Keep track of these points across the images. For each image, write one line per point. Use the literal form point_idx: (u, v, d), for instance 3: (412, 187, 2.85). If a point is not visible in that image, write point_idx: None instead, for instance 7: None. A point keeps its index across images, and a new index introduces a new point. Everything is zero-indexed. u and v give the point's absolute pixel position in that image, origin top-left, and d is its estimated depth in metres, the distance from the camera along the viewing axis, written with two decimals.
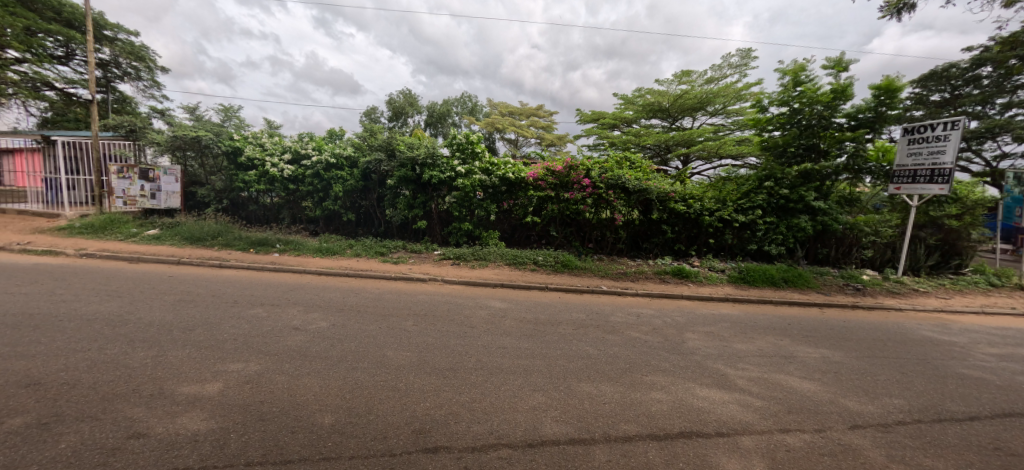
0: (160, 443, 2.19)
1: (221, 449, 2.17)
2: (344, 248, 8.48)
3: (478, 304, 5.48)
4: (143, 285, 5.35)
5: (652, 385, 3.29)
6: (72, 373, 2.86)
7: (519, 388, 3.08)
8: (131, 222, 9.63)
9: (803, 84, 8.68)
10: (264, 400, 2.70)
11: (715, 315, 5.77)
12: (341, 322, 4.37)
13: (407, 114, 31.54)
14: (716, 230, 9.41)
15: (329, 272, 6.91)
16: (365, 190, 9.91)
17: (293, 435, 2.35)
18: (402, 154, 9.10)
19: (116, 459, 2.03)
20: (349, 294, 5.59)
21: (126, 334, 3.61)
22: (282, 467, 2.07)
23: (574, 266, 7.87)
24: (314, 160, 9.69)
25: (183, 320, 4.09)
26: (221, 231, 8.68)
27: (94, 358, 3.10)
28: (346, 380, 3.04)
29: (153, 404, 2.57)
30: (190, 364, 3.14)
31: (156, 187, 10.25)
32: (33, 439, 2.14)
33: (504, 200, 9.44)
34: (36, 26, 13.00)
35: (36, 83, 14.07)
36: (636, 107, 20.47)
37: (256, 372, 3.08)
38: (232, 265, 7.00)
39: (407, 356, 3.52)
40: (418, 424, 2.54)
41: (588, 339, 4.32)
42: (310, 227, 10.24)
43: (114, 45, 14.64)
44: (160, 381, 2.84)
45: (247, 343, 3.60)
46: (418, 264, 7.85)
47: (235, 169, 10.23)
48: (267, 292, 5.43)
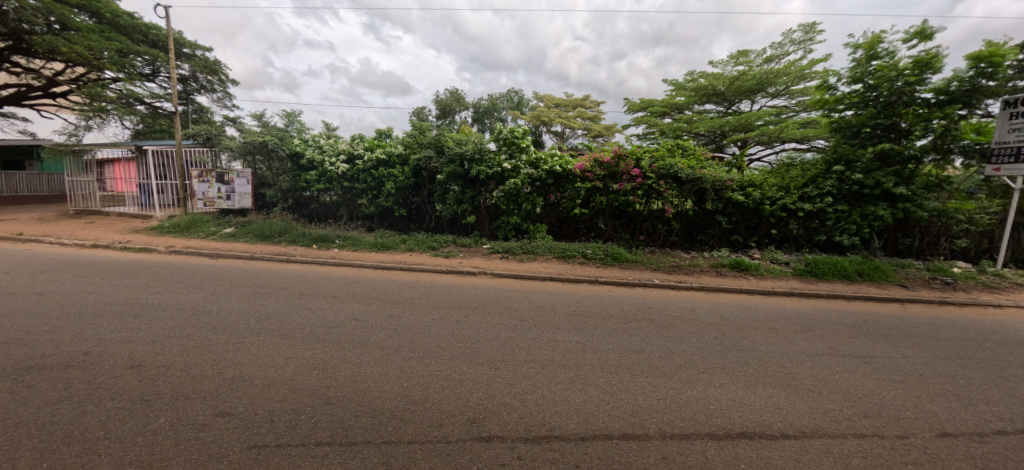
0: (240, 422, 2.45)
1: (293, 430, 2.41)
2: (398, 243, 8.82)
3: (526, 297, 5.51)
4: (224, 279, 5.89)
5: (708, 380, 3.17)
6: (166, 356, 3.20)
7: (570, 381, 3.06)
8: (209, 221, 10.58)
9: (879, 58, 7.91)
10: (329, 385, 2.88)
11: (776, 311, 5.39)
12: (396, 313, 4.57)
13: (455, 111, 32.29)
14: (779, 219, 8.84)
15: (383, 266, 7.23)
16: (416, 187, 10.25)
17: (356, 418, 2.53)
18: (451, 150, 9.44)
19: (205, 435, 2.31)
20: (404, 287, 5.83)
21: (208, 322, 3.99)
22: (347, 448, 2.24)
23: (625, 259, 7.67)
24: (368, 159, 10.09)
25: (257, 310, 4.46)
26: (286, 228, 9.32)
27: (185, 343, 3.46)
28: (406, 367, 3.19)
29: (234, 385, 2.83)
30: (264, 350, 3.40)
31: (230, 189, 11.22)
32: (138, 414, 2.46)
33: (551, 193, 9.39)
34: (127, 49, 14.52)
35: (129, 100, 15.73)
36: (688, 92, 19.68)
37: (323, 358, 3.29)
38: (297, 259, 7.52)
39: (459, 348, 3.60)
40: (472, 413, 2.61)
41: (640, 333, 4.20)
42: (366, 224, 10.66)
43: (192, 61, 16.21)
44: (240, 365, 3.11)
45: (312, 332, 3.86)
46: (468, 257, 8.02)
47: (298, 171, 10.93)
48: (328, 285, 5.77)
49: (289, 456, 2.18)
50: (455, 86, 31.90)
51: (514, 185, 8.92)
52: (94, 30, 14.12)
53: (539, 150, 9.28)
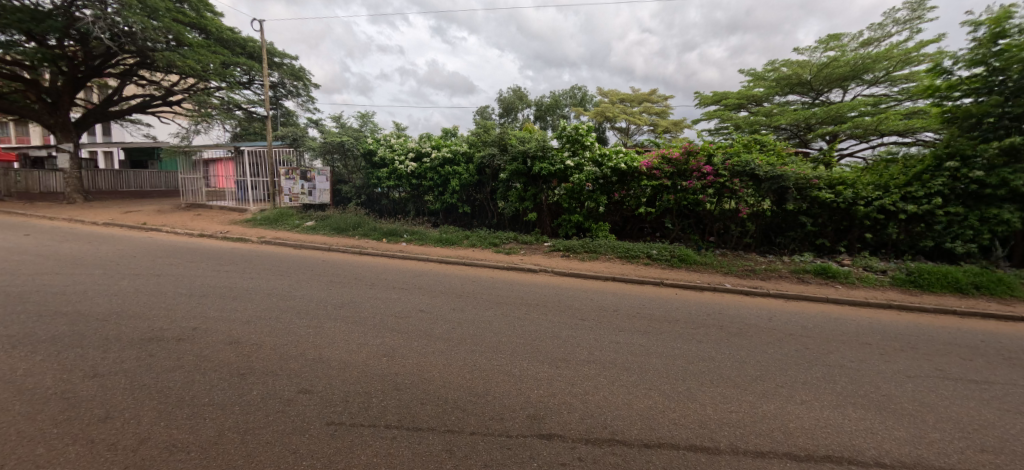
0: (319, 400, 2.67)
1: (366, 411, 2.57)
2: (461, 238, 9.10)
3: (587, 296, 5.45)
4: (307, 268, 6.47)
5: (786, 396, 2.91)
6: (259, 336, 3.57)
7: (633, 385, 2.97)
8: (293, 216, 11.59)
9: (1008, 36, 6.83)
10: (398, 371, 3.04)
11: (867, 324, 4.82)
12: (460, 306, 4.72)
13: (517, 109, 32.71)
14: (874, 222, 7.92)
15: (447, 260, 7.53)
16: (479, 185, 10.53)
17: (422, 405, 2.65)
18: (514, 148, 9.50)
19: (291, 410, 2.55)
20: (467, 281, 6.02)
21: (294, 306, 4.40)
22: (415, 433, 2.35)
23: (693, 261, 7.28)
24: (434, 157, 10.52)
25: (334, 297, 4.83)
26: (360, 222, 10.01)
27: (274, 325, 3.84)
28: (469, 359, 3.28)
29: (315, 365, 3.09)
30: (341, 335, 3.67)
31: (311, 186, 12.17)
32: (235, 386, 2.78)
33: (615, 191, 9.17)
34: (229, 61, 16.40)
35: (231, 106, 17.76)
36: (768, 82, 18.32)
37: (392, 346, 3.48)
38: (368, 252, 8.07)
39: (520, 344, 3.64)
40: (533, 409, 2.62)
41: (708, 339, 3.97)
42: (431, 219, 11.11)
43: (280, 69, 17.91)
44: (319, 347, 3.39)
45: (383, 320, 4.11)
46: (529, 255, 8.10)
47: (371, 168, 11.70)
48: (397, 277, 6.11)
49: (362, 435, 2.34)
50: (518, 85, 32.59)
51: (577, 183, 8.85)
52: (204, 45, 16.11)
53: (604, 147, 9.07)
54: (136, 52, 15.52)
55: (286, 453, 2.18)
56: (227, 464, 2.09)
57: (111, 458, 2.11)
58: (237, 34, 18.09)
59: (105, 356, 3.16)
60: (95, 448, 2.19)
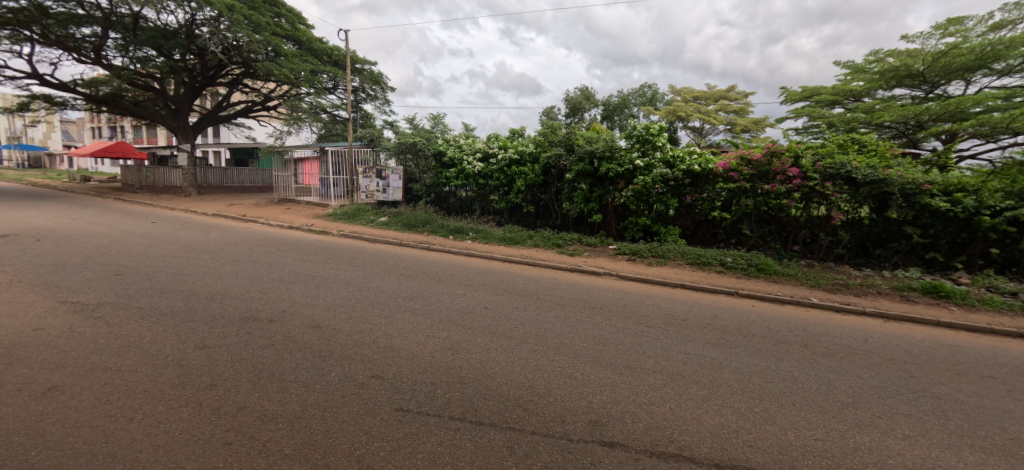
0: (389, 386, 2.83)
1: (432, 401, 2.69)
2: (525, 238, 9.19)
3: (653, 302, 5.27)
4: (381, 261, 6.94)
5: (882, 428, 2.59)
6: (337, 322, 3.88)
7: (703, 400, 2.82)
8: (369, 211, 12.44)
9: None
10: (462, 365, 3.15)
11: (989, 354, 4.15)
12: (523, 305, 4.78)
13: (584, 109, 32.59)
14: (1004, 235, 6.83)
15: (510, 259, 7.67)
16: (545, 185, 10.60)
17: (485, 400, 2.71)
18: (582, 148, 9.41)
19: (364, 393, 2.73)
20: (529, 281, 6.10)
21: (368, 296, 4.73)
22: (478, 427, 2.41)
23: (774, 272, 6.75)
24: (501, 157, 10.74)
25: (404, 290, 5.12)
26: (428, 219, 10.52)
27: (350, 312, 4.15)
28: (532, 359, 3.31)
29: (385, 353, 3.29)
30: (410, 326, 3.88)
31: (386, 184, 12.85)
32: (317, 366, 3.04)
33: (687, 193, 8.81)
34: (318, 69, 17.94)
35: (318, 110, 19.30)
36: (870, 76, 16.73)
37: (457, 340, 3.61)
38: (435, 248, 8.47)
39: (583, 347, 3.60)
40: (595, 415, 2.58)
41: (790, 357, 3.66)
42: (495, 218, 11.34)
43: (361, 75, 19.28)
44: (390, 336, 3.60)
45: (449, 315, 4.27)
46: (593, 257, 8.02)
47: (440, 167, 12.22)
48: (463, 273, 6.34)
49: (428, 423, 2.45)
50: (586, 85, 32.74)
51: (646, 184, 8.66)
52: (297, 55, 17.73)
53: (676, 147, 8.81)
54: (241, 63, 17.52)
55: (360, 433, 2.34)
56: (310, 438, 2.30)
57: (215, 422, 2.42)
58: (325, 43, 19.80)
59: (214, 330, 3.62)
60: (204, 411, 2.52)
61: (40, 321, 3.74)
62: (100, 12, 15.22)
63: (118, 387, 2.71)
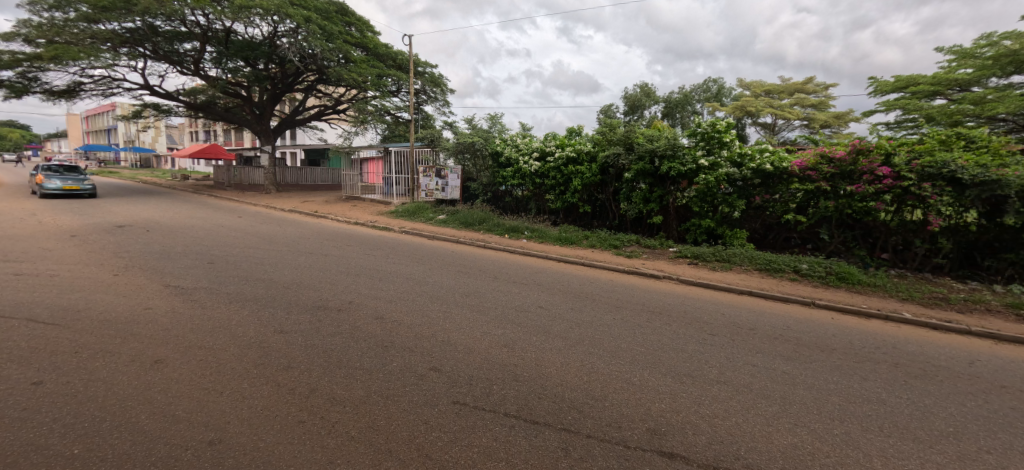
0: (447, 379, 2.93)
1: (487, 395, 2.74)
2: (581, 238, 9.15)
3: (716, 309, 5.03)
4: (440, 257, 7.22)
5: (993, 465, 2.25)
6: (399, 314, 4.08)
7: (772, 417, 2.62)
8: (428, 210, 12.91)
9: None
10: (516, 364, 3.18)
11: None
12: (578, 307, 4.75)
13: (643, 106, 32.59)
14: None
15: (566, 259, 7.67)
16: (602, 184, 10.45)
17: (540, 400, 2.71)
18: (641, 147, 9.27)
19: (424, 384, 2.85)
20: (584, 282, 6.05)
21: (427, 291, 4.93)
22: (533, 426, 2.41)
23: (855, 281, 6.19)
24: (557, 156, 10.65)
25: (461, 286, 5.28)
26: (485, 218, 10.81)
27: (411, 306, 4.36)
28: (587, 362, 3.26)
29: (443, 346, 3.41)
30: (466, 322, 3.98)
31: (445, 183, 13.30)
32: (381, 356, 3.22)
33: (756, 194, 8.40)
34: (384, 73, 19.00)
35: (384, 113, 19.75)
36: (981, 61, 14.95)
37: (511, 338, 3.66)
38: (491, 246, 8.69)
39: (640, 352, 3.50)
40: (653, 423, 2.49)
41: (875, 377, 3.31)
42: (551, 218, 11.40)
43: (422, 77, 20.36)
44: (447, 331, 3.72)
45: (504, 312, 4.34)
46: (652, 259, 7.80)
47: (497, 167, 12.47)
48: (518, 272, 6.43)
49: (484, 419, 2.49)
50: (645, 82, 32.51)
51: (710, 184, 8.33)
52: (364, 61, 18.76)
53: (744, 145, 8.41)
54: (315, 70, 19.01)
55: (419, 421, 2.44)
56: (372, 423, 2.43)
57: (292, 401, 2.63)
58: (390, 48, 20.80)
59: (290, 316, 3.95)
60: (281, 390, 2.75)
61: (149, 302, 4.28)
62: (200, 29, 17.00)
63: (211, 364, 3.04)
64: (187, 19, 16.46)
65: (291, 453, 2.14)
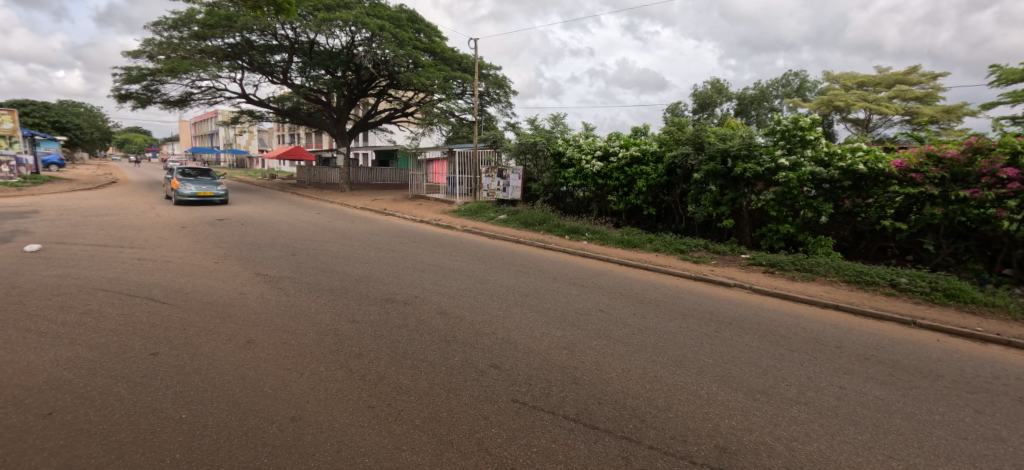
0: (507, 377, 2.96)
1: (547, 396, 2.73)
2: (644, 242, 8.95)
3: (793, 321, 4.66)
4: (502, 256, 7.42)
5: None
6: (462, 311, 4.22)
7: (861, 445, 2.35)
8: (490, 209, 13.37)
9: None
10: (576, 367, 3.15)
11: None
12: (640, 312, 4.62)
13: (715, 104, 31.59)
14: None
15: (629, 262, 7.53)
16: (668, 186, 10.11)
17: (600, 405, 2.64)
18: (713, 147, 8.82)
19: (485, 380, 2.91)
20: (647, 287, 5.88)
21: (489, 289, 5.08)
22: (593, 431, 2.36)
23: (967, 298, 5.42)
24: (621, 156, 10.54)
25: (521, 286, 5.36)
26: (545, 218, 10.94)
27: (473, 303, 4.50)
28: (649, 371, 3.14)
29: (503, 345, 3.47)
30: (526, 322, 4.02)
31: (506, 183, 13.56)
32: (445, 350, 3.34)
33: (845, 198, 7.71)
34: (451, 76, 19.93)
35: (449, 114, 20.09)
36: None
37: (571, 340, 3.64)
38: (551, 247, 8.79)
39: (708, 364, 3.32)
40: (722, 441, 2.32)
41: (994, 412, 2.85)
42: (613, 220, 11.28)
43: (487, 79, 21.04)
44: (507, 330, 3.79)
45: (564, 314, 4.34)
46: (722, 266, 7.38)
47: (558, 168, 12.50)
48: (579, 273, 6.42)
49: (543, 419, 2.47)
50: (717, 78, 31.45)
51: (791, 185, 7.76)
52: (432, 66, 19.74)
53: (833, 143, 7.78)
54: (388, 75, 20.45)
55: (480, 416, 2.48)
56: (435, 413, 2.50)
57: (363, 387, 2.80)
58: (456, 52, 21.69)
59: (362, 307, 4.24)
60: (353, 376, 2.94)
61: (243, 288, 4.81)
62: (288, 42, 18.84)
63: (293, 348, 3.34)
64: (278, 33, 18.32)
65: (362, 435, 2.26)
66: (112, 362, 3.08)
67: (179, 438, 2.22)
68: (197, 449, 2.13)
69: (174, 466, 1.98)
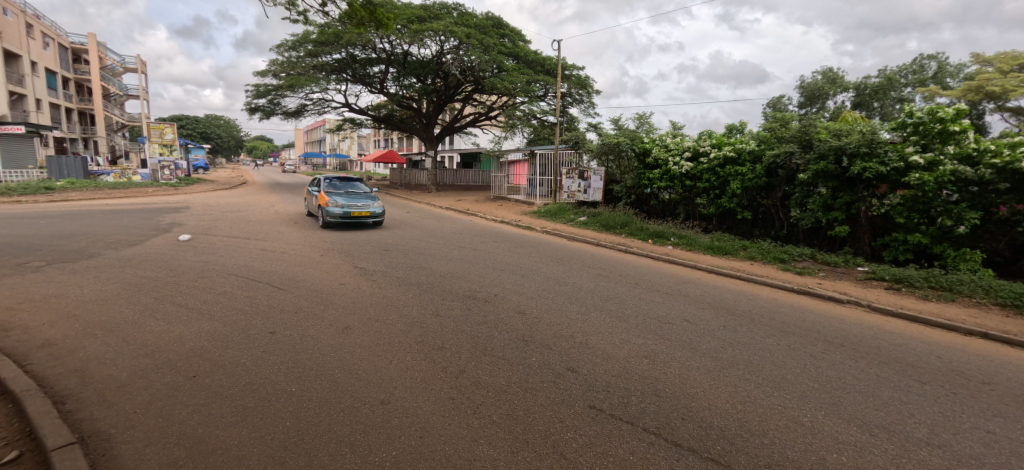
0: (585, 382, 2.93)
1: (626, 406, 2.63)
2: (738, 249, 8.34)
3: (924, 348, 3.99)
4: (583, 259, 7.39)
5: None
6: (540, 312, 4.28)
7: None
8: (570, 211, 13.48)
9: None
10: (658, 378, 3.01)
11: None
12: (731, 325, 4.29)
13: (826, 95, 28.29)
14: None
15: (719, 270, 7.05)
16: (767, 188, 9.26)
17: (684, 422, 2.47)
18: (824, 144, 7.82)
19: (562, 382, 2.92)
20: (740, 298, 5.44)
21: (568, 292, 5.09)
22: (675, 448, 2.20)
23: None
24: (713, 156, 9.88)
25: (601, 290, 5.29)
26: (627, 221, 10.72)
27: (552, 304, 4.55)
28: (740, 390, 2.88)
29: (580, 350, 3.44)
30: (605, 327, 3.96)
31: (587, 185, 13.51)
32: (525, 349, 3.41)
33: (1002, 203, 6.43)
34: (534, 79, 20.48)
35: (531, 116, 20.66)
36: None
37: (652, 350, 3.51)
38: (633, 251, 8.59)
39: (811, 389, 2.96)
40: None
41: None
42: (702, 224, 10.62)
43: (570, 80, 21.30)
44: (585, 334, 3.76)
45: (646, 321, 4.19)
46: (831, 280, 6.56)
47: (643, 168, 12.10)
48: (663, 280, 6.17)
49: (621, 429, 2.38)
50: (830, 67, 28.10)
51: (927, 188, 6.67)
52: (517, 70, 20.39)
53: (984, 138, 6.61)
54: (474, 81, 21.56)
55: (556, 419, 2.46)
56: (512, 412, 2.53)
57: (445, 378, 2.95)
58: (539, 55, 22.16)
59: (446, 302, 4.50)
60: (436, 367, 3.11)
61: (342, 279, 5.36)
62: (385, 54, 20.48)
63: (384, 336, 3.64)
64: (376, 47, 19.93)
65: (443, 424, 2.37)
66: (241, 336, 3.65)
67: (290, 409, 2.54)
68: (301, 420, 2.40)
69: (285, 434, 2.26)
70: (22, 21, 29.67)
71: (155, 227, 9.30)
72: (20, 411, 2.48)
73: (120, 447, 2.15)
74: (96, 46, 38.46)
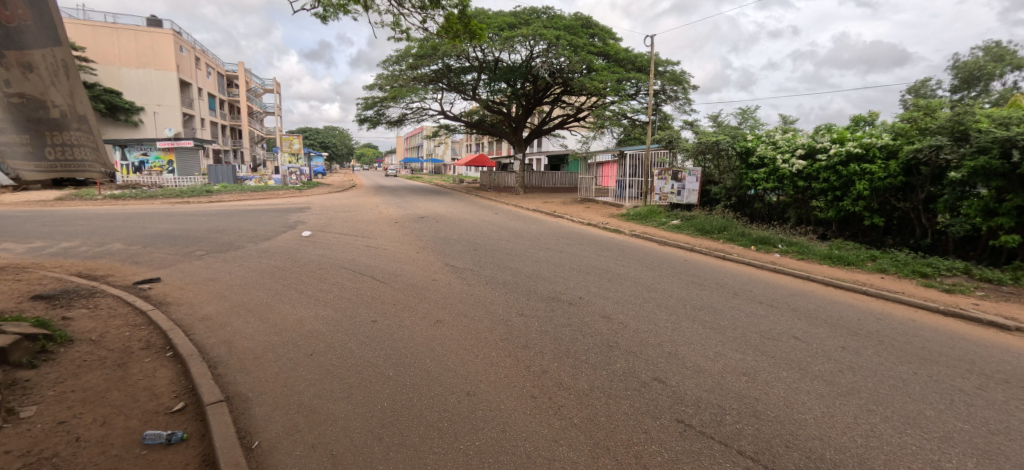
0: (672, 394, 2.82)
1: (719, 425, 2.44)
2: (864, 260, 7.34)
3: None
4: (676, 265, 7.08)
5: None
6: (626, 318, 4.21)
7: None
8: (662, 213, 12.92)
9: None
10: (758, 398, 2.78)
11: None
12: (852, 347, 3.80)
13: (991, 76, 23.22)
14: None
15: (838, 283, 6.26)
16: (905, 189, 7.98)
17: (788, 449, 2.20)
18: (983, 136, 6.48)
19: (648, 392, 2.84)
20: (864, 317, 4.78)
21: (659, 299, 4.94)
22: None
23: None
24: (833, 153, 8.65)
25: (695, 299, 5.03)
26: (726, 226, 10.00)
27: (642, 312, 4.44)
28: (859, 422, 2.52)
29: (668, 360, 3.31)
30: (696, 338, 3.77)
31: (681, 186, 12.82)
32: (611, 356, 3.37)
33: None
34: (625, 78, 19.96)
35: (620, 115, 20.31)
36: None
37: (751, 366, 3.26)
38: (734, 257, 7.98)
39: (955, 427, 2.49)
40: None
41: None
42: (818, 230, 9.58)
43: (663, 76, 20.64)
44: (675, 344, 3.61)
45: (745, 336, 3.88)
46: (993, 300, 5.43)
47: (745, 168, 11.06)
48: (768, 291, 5.66)
49: (713, 449, 2.20)
50: (997, 42, 23.09)
51: None
52: (608, 69, 20.05)
53: None
54: (562, 82, 21.68)
55: (640, 429, 2.40)
56: (593, 417, 2.53)
57: (529, 377, 3.04)
58: (630, 52, 21.59)
59: (532, 303, 4.62)
60: (519, 366, 3.21)
61: (435, 275, 5.76)
62: (478, 62, 21.31)
63: (471, 333, 3.84)
64: (471, 56, 20.93)
65: (524, 421, 2.46)
66: (349, 322, 4.14)
67: (389, 393, 2.79)
68: (396, 403, 2.65)
69: (383, 414, 2.52)
70: (192, 56, 36.36)
71: (285, 224, 10.97)
72: (185, 371, 3.09)
73: (254, 409, 2.59)
74: (241, 72, 46.18)
